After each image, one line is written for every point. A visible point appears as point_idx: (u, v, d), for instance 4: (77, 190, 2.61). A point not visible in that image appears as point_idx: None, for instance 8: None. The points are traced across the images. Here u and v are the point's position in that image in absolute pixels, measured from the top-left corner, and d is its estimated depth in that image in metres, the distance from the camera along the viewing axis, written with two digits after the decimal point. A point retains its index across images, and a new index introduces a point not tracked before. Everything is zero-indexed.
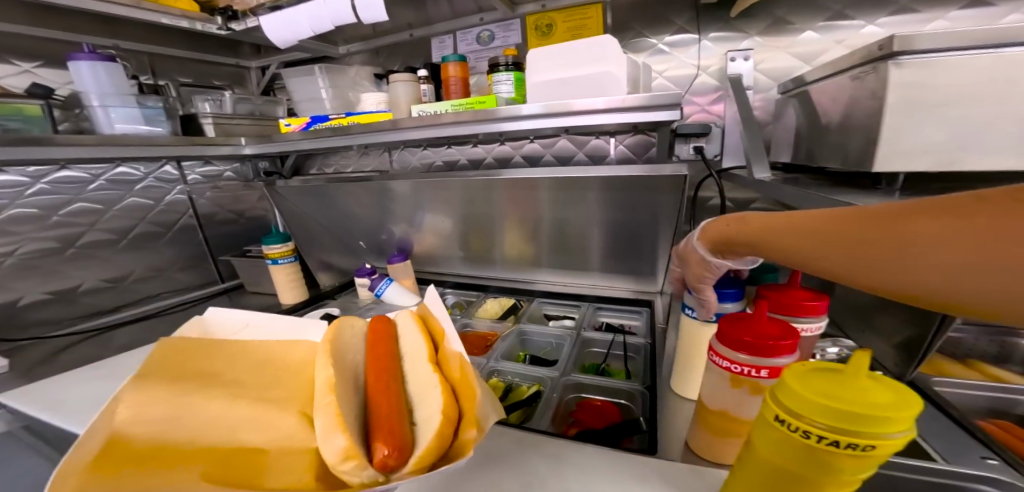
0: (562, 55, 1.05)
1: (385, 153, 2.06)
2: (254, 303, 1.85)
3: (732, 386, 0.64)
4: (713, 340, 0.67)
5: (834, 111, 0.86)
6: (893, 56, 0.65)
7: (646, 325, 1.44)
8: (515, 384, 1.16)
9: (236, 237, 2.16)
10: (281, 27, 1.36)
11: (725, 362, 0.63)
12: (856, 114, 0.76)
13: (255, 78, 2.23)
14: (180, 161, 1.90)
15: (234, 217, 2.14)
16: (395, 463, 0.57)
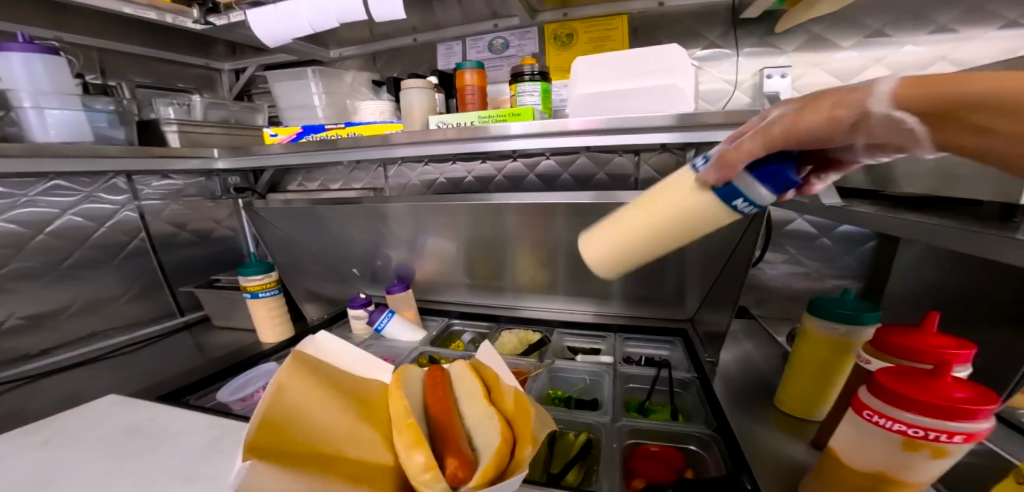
0: (613, 64, 0.95)
1: (378, 168, 1.83)
2: (222, 342, 1.55)
3: (899, 449, 0.47)
4: (863, 394, 0.51)
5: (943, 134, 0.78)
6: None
7: (685, 351, 1.26)
8: (561, 433, 0.94)
9: (199, 263, 1.85)
10: (273, 18, 1.18)
11: (890, 423, 0.47)
12: None
13: (228, 82, 1.99)
14: (132, 174, 1.61)
15: (196, 239, 1.83)
16: (462, 476, 0.52)
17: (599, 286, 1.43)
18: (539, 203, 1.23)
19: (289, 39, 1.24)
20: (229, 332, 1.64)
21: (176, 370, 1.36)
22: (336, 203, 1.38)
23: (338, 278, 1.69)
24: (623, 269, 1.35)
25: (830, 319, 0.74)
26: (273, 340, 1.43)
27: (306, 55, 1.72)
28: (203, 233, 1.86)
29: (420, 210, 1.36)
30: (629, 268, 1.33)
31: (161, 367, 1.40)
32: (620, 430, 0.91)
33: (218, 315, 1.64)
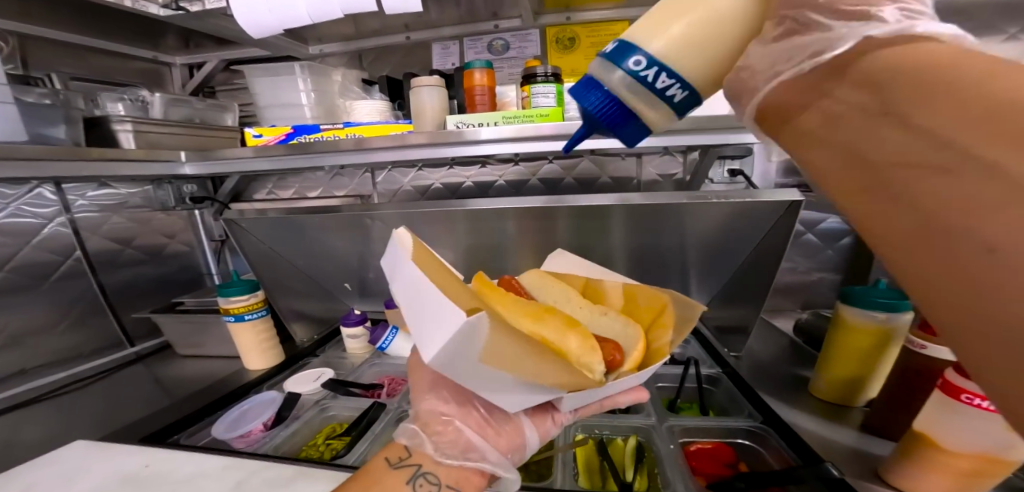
0: None
1: (365, 173, 1.68)
2: (192, 375, 1.33)
3: (1009, 429, 0.52)
4: (957, 380, 0.55)
5: None
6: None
7: (703, 348, 1.23)
8: (608, 439, 0.93)
9: (150, 285, 1.59)
10: (262, 5, 1.05)
11: (1001, 407, 0.52)
12: None
13: (180, 79, 1.74)
14: (63, 182, 1.33)
15: (146, 257, 1.57)
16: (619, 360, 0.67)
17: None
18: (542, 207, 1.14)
19: (279, 29, 1.11)
20: (198, 361, 1.42)
21: (140, 412, 1.14)
22: (315, 212, 1.22)
23: (327, 292, 1.54)
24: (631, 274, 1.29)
25: (869, 308, 0.81)
26: (263, 366, 1.28)
27: (283, 50, 1.59)
28: (155, 251, 1.59)
29: (413, 217, 1.23)
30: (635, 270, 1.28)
31: (118, 409, 1.16)
32: (670, 431, 0.90)
33: (183, 343, 1.42)
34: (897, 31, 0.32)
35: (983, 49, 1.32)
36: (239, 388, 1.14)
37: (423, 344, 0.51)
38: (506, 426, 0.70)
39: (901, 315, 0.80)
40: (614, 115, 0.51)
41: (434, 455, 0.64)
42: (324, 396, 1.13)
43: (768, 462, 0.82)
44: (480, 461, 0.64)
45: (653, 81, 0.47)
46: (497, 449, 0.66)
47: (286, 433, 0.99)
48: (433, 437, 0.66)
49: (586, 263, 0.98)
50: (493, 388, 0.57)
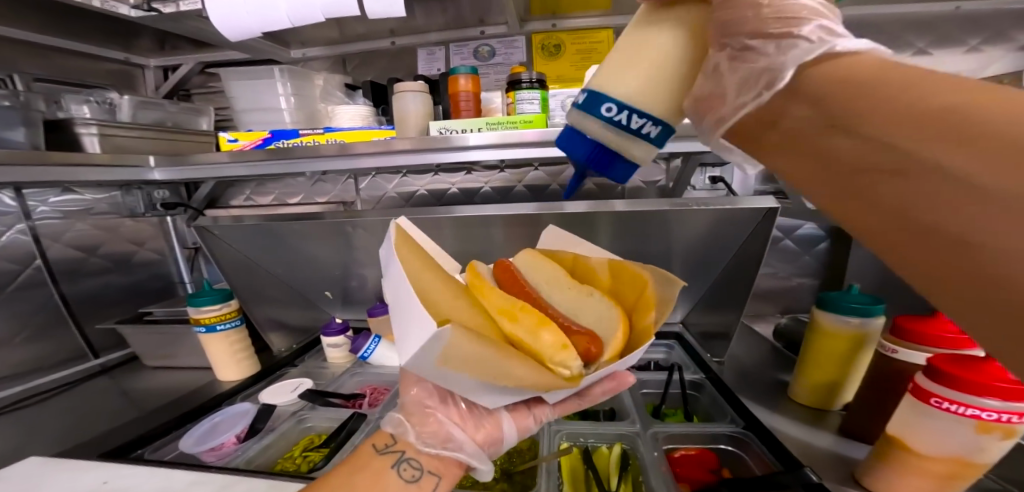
0: None
1: (348, 179, 1.64)
2: (160, 387, 1.27)
3: (978, 432, 0.54)
4: (928, 384, 0.57)
5: None
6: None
7: (688, 354, 1.23)
8: (593, 447, 0.92)
9: (118, 294, 1.51)
10: (240, 7, 1.03)
11: (969, 411, 0.53)
12: None
13: (154, 82, 1.68)
14: (23, 186, 1.26)
15: (113, 266, 1.49)
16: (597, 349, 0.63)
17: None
18: (528, 214, 1.14)
19: (258, 31, 1.09)
20: (168, 372, 1.35)
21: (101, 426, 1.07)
22: (296, 218, 1.19)
23: (307, 300, 1.49)
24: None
25: (845, 313, 0.82)
26: (237, 377, 1.23)
27: (263, 54, 1.55)
28: (123, 259, 1.51)
29: (396, 223, 1.20)
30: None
31: (79, 422, 1.10)
32: (655, 437, 0.89)
33: (152, 354, 1.35)
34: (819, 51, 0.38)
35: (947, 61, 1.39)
36: (211, 399, 1.09)
37: (400, 349, 0.56)
38: (486, 420, 0.70)
39: (872, 320, 0.82)
40: (597, 156, 0.51)
41: (418, 443, 0.66)
42: (301, 407, 1.09)
43: (751, 466, 0.83)
44: (457, 452, 0.65)
45: (631, 125, 0.48)
46: (474, 441, 0.67)
47: (260, 446, 0.94)
48: (417, 426, 0.68)
49: (579, 237, 0.91)
50: (466, 387, 0.60)
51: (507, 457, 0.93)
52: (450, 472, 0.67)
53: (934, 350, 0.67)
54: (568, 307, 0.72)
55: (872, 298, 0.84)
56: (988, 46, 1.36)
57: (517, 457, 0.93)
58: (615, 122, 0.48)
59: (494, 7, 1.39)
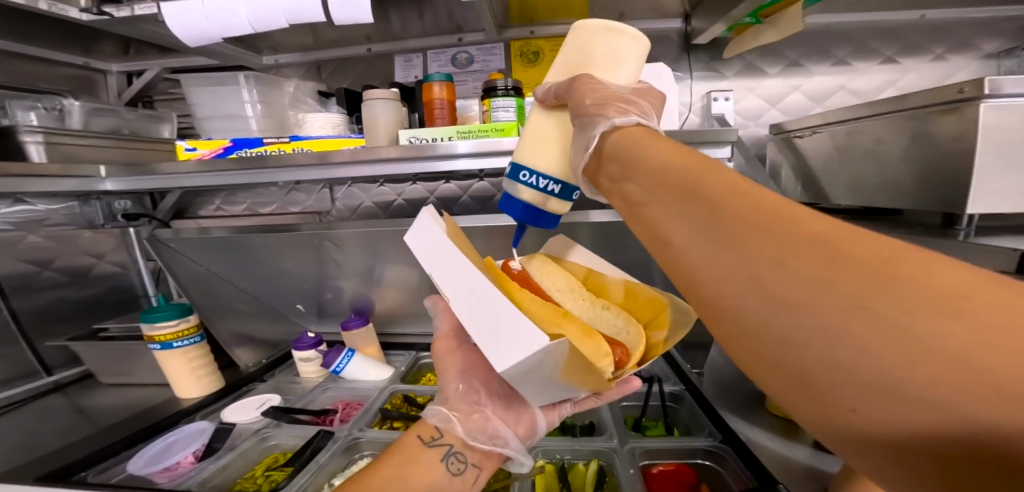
0: None
1: (323, 189, 1.59)
2: (112, 405, 1.19)
3: None
4: None
5: (892, 146, 0.97)
6: (985, 98, 0.74)
7: (669, 365, 1.20)
8: (569, 464, 0.88)
9: (72, 309, 1.43)
10: (198, 13, 1.03)
11: None
12: (939, 152, 0.84)
13: (117, 87, 1.62)
14: None
15: (68, 280, 1.42)
16: (627, 360, 0.65)
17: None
18: (505, 224, 1.11)
19: (218, 36, 1.08)
20: (123, 390, 1.27)
21: (42, 448, 0.99)
22: (264, 230, 1.15)
23: (278, 314, 1.42)
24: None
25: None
26: (198, 394, 1.15)
27: (232, 59, 1.50)
28: (79, 272, 1.44)
29: (367, 233, 1.16)
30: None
31: (17, 444, 1.02)
32: (631, 453, 0.85)
33: (107, 371, 1.27)
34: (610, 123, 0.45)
35: (914, 69, 1.42)
36: (167, 417, 1.03)
37: (490, 353, 0.50)
38: (524, 416, 0.73)
39: None
40: (529, 216, 0.57)
41: (465, 437, 0.66)
42: (265, 424, 1.00)
43: (730, 481, 0.80)
44: (504, 447, 0.67)
45: (539, 185, 0.56)
46: (518, 437, 0.70)
47: (216, 466, 0.87)
48: (462, 421, 0.68)
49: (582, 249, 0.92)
50: (531, 392, 0.59)
51: None
52: (492, 462, 0.68)
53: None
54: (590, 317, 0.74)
55: None
56: (954, 54, 1.40)
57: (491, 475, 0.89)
58: (529, 184, 0.56)
59: (470, 14, 1.38)
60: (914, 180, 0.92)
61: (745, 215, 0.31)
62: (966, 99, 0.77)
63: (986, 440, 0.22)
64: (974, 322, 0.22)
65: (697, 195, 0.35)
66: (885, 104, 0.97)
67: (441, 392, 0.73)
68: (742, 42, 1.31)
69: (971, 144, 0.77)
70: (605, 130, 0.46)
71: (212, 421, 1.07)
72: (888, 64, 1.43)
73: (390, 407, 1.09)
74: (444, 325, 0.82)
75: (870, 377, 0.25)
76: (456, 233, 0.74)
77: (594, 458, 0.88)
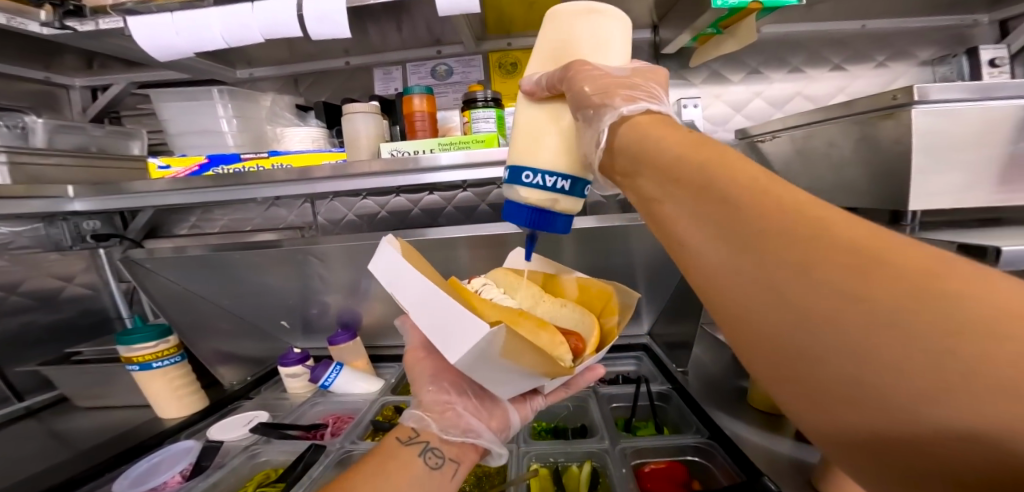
0: None
1: (304, 203, 1.57)
2: (87, 430, 1.13)
3: None
4: None
5: (843, 148, 1.06)
6: (915, 104, 0.83)
7: (654, 365, 1.24)
8: (563, 466, 0.90)
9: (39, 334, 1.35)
10: (169, 28, 1.02)
11: None
12: (882, 154, 0.93)
13: (80, 102, 1.55)
14: None
15: (34, 304, 1.34)
16: (584, 347, 0.71)
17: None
18: (491, 234, 1.14)
19: (189, 52, 1.07)
20: (98, 413, 1.21)
21: (11, 478, 0.94)
22: (244, 247, 1.14)
23: (262, 331, 1.39)
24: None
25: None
26: (180, 414, 1.11)
27: (204, 74, 1.48)
28: (47, 296, 1.37)
29: (352, 247, 1.16)
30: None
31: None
32: (623, 453, 0.88)
33: (82, 396, 1.22)
34: (615, 114, 0.47)
35: (861, 76, 1.54)
36: (150, 438, 0.99)
37: (446, 349, 0.55)
38: (495, 411, 0.77)
39: None
40: (537, 219, 0.57)
41: (440, 432, 0.68)
42: (254, 441, 0.98)
43: (717, 474, 0.84)
44: (478, 439, 0.70)
45: (546, 185, 0.56)
46: (491, 430, 0.73)
47: (205, 485, 0.85)
48: (436, 420, 0.70)
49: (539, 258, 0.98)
50: (500, 379, 0.63)
51: (477, 481, 0.90)
52: (470, 456, 0.70)
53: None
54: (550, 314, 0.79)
55: None
56: (894, 61, 1.53)
57: (486, 480, 0.90)
58: (533, 185, 0.56)
59: (448, 27, 1.42)
60: (865, 181, 1.00)
61: (776, 218, 0.31)
62: (899, 105, 0.85)
63: (986, 451, 0.23)
64: (1000, 354, 0.23)
65: (723, 191, 0.34)
66: (833, 110, 1.05)
67: (414, 400, 0.76)
68: (706, 52, 1.39)
69: (908, 146, 0.86)
70: (613, 122, 0.47)
71: (199, 439, 1.04)
72: (838, 71, 1.55)
73: (381, 419, 1.09)
74: (411, 337, 0.85)
75: (895, 381, 0.26)
76: (414, 256, 0.76)
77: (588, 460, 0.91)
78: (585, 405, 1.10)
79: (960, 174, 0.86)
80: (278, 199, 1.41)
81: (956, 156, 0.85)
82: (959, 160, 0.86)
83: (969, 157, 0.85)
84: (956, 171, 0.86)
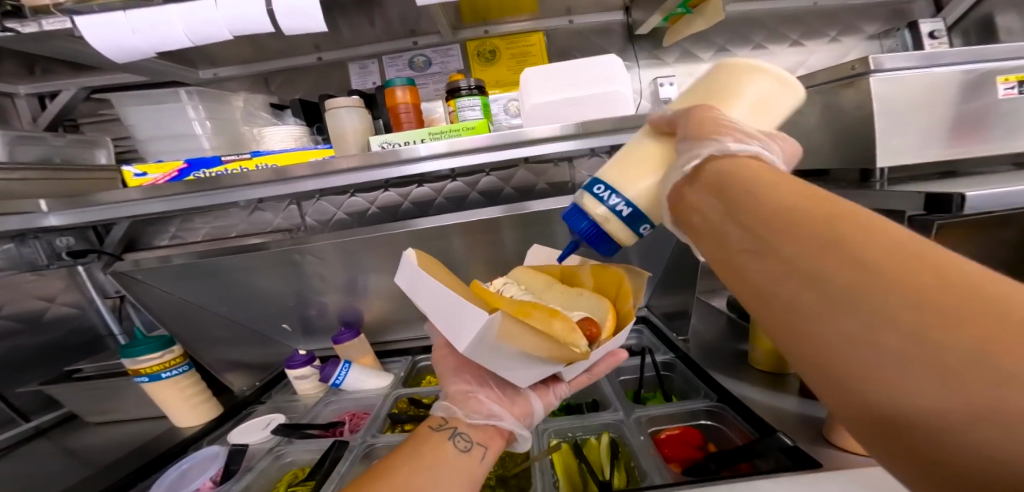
0: (560, 78, 1.14)
1: (290, 205, 1.52)
2: (92, 449, 1.08)
3: None
4: None
5: (811, 117, 1.14)
6: (872, 73, 0.92)
7: (656, 336, 1.31)
8: (581, 439, 0.93)
9: (29, 357, 1.28)
10: (124, 27, 0.94)
11: None
12: (848, 120, 1.01)
13: (29, 111, 1.42)
14: None
15: (21, 326, 1.27)
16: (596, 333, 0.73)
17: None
18: (487, 219, 1.15)
19: (150, 51, 1.00)
20: (99, 433, 1.16)
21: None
22: (236, 251, 1.10)
23: (261, 338, 1.36)
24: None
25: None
26: (200, 420, 1.10)
27: (164, 75, 1.39)
28: (32, 317, 1.29)
29: (351, 246, 1.15)
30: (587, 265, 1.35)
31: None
32: (638, 422, 0.92)
33: (90, 410, 1.17)
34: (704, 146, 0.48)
35: (817, 50, 1.65)
36: (170, 449, 0.98)
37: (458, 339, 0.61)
38: (517, 399, 0.78)
39: None
40: (592, 234, 0.62)
41: (467, 418, 0.70)
42: (276, 442, 0.98)
43: (728, 435, 0.89)
44: (503, 422, 0.71)
45: (610, 200, 0.60)
46: (514, 415, 0.74)
47: (237, 487, 0.84)
48: (462, 408, 0.72)
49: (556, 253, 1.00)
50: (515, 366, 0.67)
51: (498, 462, 0.89)
52: (496, 440, 0.71)
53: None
54: (567, 306, 0.81)
55: None
56: (845, 36, 1.64)
57: (508, 460, 0.89)
58: (599, 195, 0.61)
59: (424, 18, 1.40)
60: (834, 146, 1.09)
61: (884, 265, 0.29)
62: (858, 74, 0.94)
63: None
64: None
65: (823, 230, 0.33)
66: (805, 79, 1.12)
67: (442, 393, 0.79)
68: (677, 32, 1.44)
69: (871, 112, 0.94)
70: (711, 152, 0.47)
71: (222, 444, 1.03)
72: (797, 47, 1.64)
73: (397, 411, 1.10)
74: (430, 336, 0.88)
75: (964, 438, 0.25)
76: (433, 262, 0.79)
77: (605, 432, 0.95)
78: (596, 381, 1.15)
79: (917, 134, 0.95)
80: (258, 201, 1.35)
81: (913, 117, 0.94)
82: (914, 121, 0.95)
83: (923, 118, 0.94)
84: (913, 131, 0.95)
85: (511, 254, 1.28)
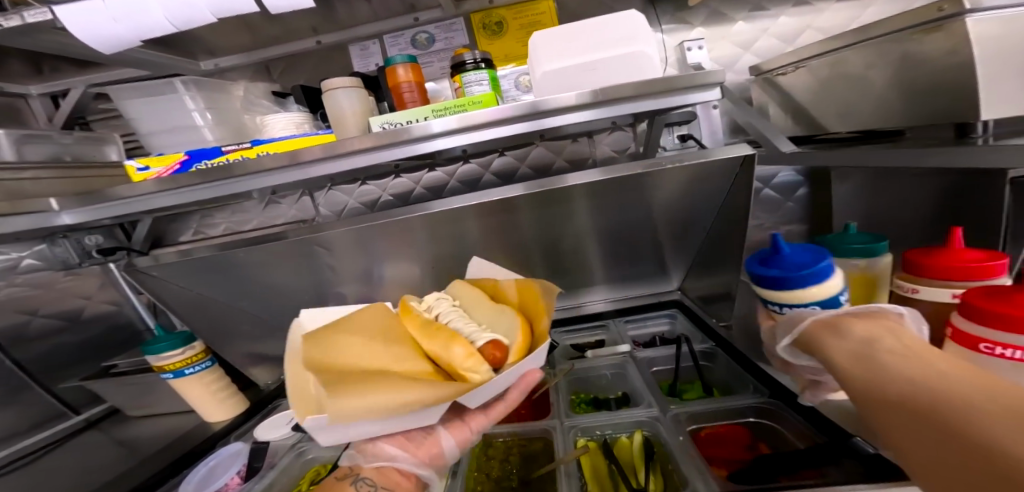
0: (569, 41, 1.02)
1: (303, 196, 1.49)
2: (128, 443, 1.11)
3: None
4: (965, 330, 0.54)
5: (882, 70, 0.97)
6: (970, 13, 0.74)
7: (691, 322, 1.22)
8: (612, 438, 0.85)
9: (69, 353, 1.32)
10: (103, 15, 0.89)
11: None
12: (937, 70, 0.84)
13: (44, 112, 1.44)
14: None
15: (64, 324, 1.31)
16: (501, 355, 0.68)
17: (583, 273, 1.34)
18: (503, 198, 1.04)
19: (137, 39, 0.97)
20: (137, 427, 1.19)
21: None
22: (254, 243, 1.07)
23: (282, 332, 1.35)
24: (603, 251, 1.27)
25: (846, 255, 0.74)
26: (229, 415, 1.10)
27: (164, 68, 1.36)
28: (71, 314, 1.32)
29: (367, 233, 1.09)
30: (613, 248, 1.25)
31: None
32: (676, 420, 0.82)
33: (129, 404, 1.19)
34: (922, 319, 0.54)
35: None
36: (198, 445, 0.98)
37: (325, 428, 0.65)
38: (424, 439, 0.70)
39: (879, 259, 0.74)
40: (769, 256, 0.68)
41: (369, 463, 0.66)
42: (299, 439, 0.96)
43: (784, 431, 0.79)
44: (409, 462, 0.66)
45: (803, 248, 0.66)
46: (415, 456, 0.67)
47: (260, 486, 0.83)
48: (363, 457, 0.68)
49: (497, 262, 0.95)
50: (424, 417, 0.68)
51: (519, 460, 0.79)
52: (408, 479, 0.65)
53: (962, 284, 0.62)
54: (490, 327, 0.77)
55: (863, 233, 0.77)
56: None
57: (531, 460, 0.79)
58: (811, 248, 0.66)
59: None
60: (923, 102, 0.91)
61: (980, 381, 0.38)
62: (947, 16, 0.77)
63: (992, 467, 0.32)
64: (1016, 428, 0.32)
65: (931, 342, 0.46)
66: (859, 33, 0.96)
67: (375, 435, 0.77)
68: None
69: (969, 57, 0.77)
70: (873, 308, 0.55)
71: (246, 440, 1.02)
72: None
73: None
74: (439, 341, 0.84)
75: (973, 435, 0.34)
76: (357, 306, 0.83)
77: (639, 430, 0.86)
78: (626, 371, 1.04)
79: None
80: (263, 192, 1.30)
81: None
82: None
83: None
84: None
85: (530, 238, 1.20)
